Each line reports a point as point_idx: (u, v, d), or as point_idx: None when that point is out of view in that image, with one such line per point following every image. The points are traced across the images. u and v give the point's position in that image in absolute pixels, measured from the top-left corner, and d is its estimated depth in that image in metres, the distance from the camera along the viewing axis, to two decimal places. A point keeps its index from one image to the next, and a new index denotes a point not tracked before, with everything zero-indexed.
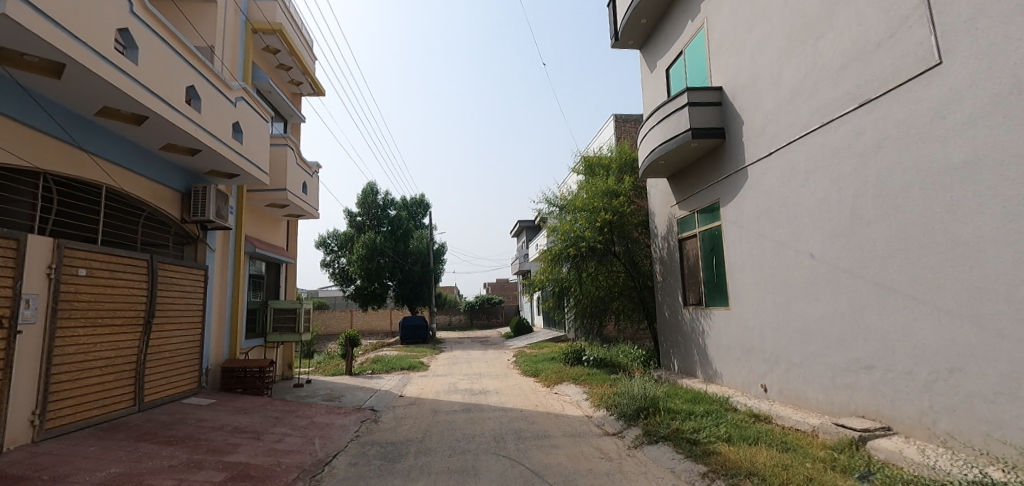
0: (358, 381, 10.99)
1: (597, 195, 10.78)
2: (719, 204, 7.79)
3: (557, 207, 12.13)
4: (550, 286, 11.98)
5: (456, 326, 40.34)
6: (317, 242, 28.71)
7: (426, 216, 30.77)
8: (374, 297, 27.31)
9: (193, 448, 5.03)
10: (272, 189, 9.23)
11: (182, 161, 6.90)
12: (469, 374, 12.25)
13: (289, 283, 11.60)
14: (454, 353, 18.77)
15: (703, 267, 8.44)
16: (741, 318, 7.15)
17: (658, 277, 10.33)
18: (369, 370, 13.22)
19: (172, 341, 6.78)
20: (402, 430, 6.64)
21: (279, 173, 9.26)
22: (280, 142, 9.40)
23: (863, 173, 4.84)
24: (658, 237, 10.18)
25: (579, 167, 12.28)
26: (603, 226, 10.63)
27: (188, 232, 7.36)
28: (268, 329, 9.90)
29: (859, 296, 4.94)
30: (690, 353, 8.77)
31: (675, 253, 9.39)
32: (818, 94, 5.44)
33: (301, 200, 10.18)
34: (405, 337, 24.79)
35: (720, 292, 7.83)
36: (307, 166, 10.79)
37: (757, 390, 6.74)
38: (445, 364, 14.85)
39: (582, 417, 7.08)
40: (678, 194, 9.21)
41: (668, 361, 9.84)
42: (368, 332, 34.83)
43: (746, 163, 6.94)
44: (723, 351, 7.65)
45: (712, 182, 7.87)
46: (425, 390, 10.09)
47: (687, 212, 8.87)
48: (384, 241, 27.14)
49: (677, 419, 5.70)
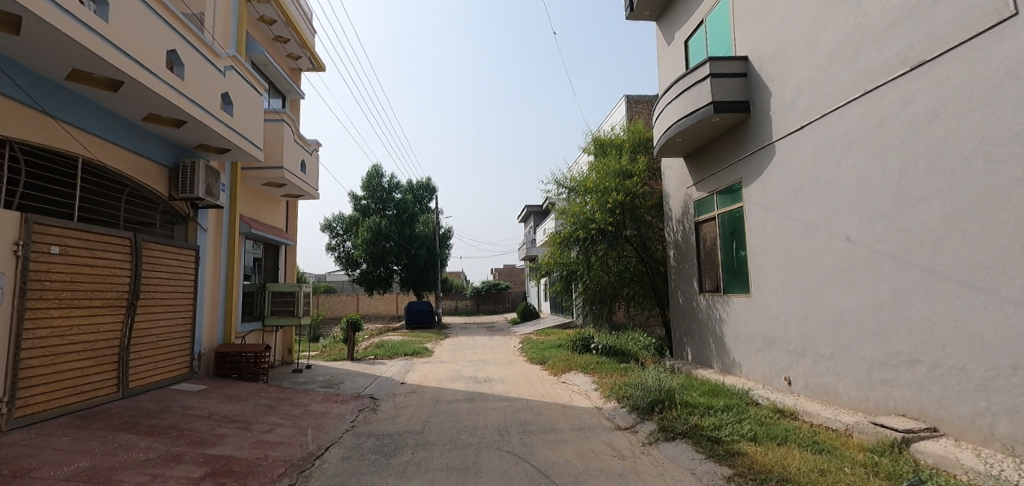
0: (359, 366, 10.70)
1: (608, 176, 10.22)
2: (740, 184, 7.26)
3: (566, 189, 11.60)
4: (558, 271, 11.53)
5: (462, 311, 40.21)
6: (323, 225, 28.43)
7: (432, 200, 30.35)
8: (379, 281, 27.08)
9: (175, 439, 4.70)
10: (268, 167, 8.81)
11: (168, 133, 6.49)
12: (474, 361, 11.91)
13: (288, 266, 11.26)
14: (459, 339, 18.50)
15: (721, 251, 7.95)
16: (763, 306, 6.68)
17: (671, 263, 9.86)
18: (371, 355, 12.95)
19: (159, 324, 6.44)
20: (400, 421, 6.29)
21: (275, 151, 8.84)
22: (277, 117, 8.95)
23: (913, 145, 4.30)
24: (673, 220, 9.67)
25: (590, 147, 11.72)
26: (614, 208, 10.09)
27: (177, 210, 6.99)
28: (265, 312, 9.62)
29: (903, 283, 4.44)
30: (705, 342, 8.32)
31: (691, 236, 8.89)
32: (861, 59, 4.88)
33: (299, 179, 9.77)
34: (410, 322, 24.57)
35: (740, 279, 7.34)
36: (305, 144, 10.35)
37: (779, 383, 6.28)
38: (449, 350, 14.54)
39: (592, 409, 6.68)
40: (696, 175, 8.68)
41: (681, 350, 9.41)
42: (375, 316, 34.77)
43: (773, 139, 6.39)
44: (742, 341, 7.19)
45: (734, 161, 7.33)
46: (428, 377, 9.78)
47: (705, 193, 8.34)
48: (389, 225, 26.80)
49: (696, 414, 5.27)
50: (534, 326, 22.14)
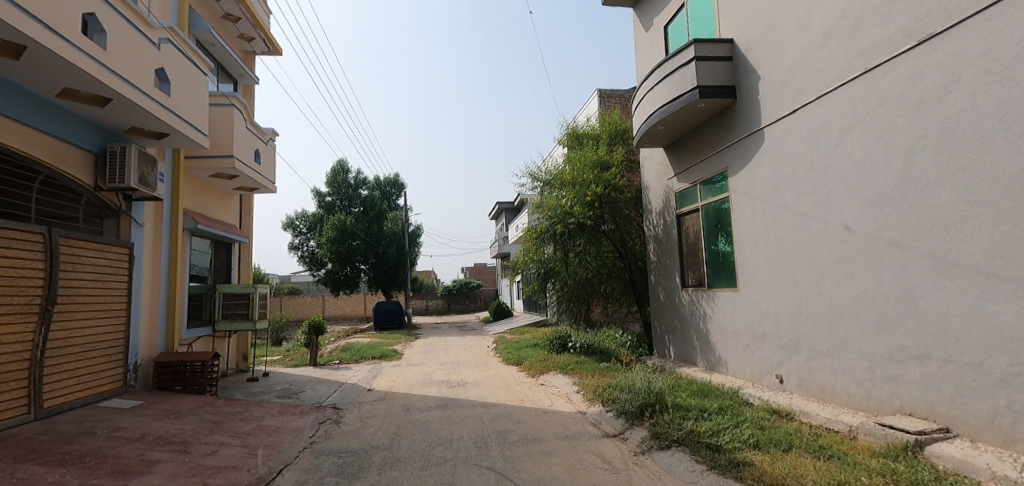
0: (322, 372, 9.94)
1: (587, 167, 9.75)
2: (726, 174, 6.94)
3: (541, 181, 11.10)
4: (534, 267, 11.01)
5: (433, 311, 39.36)
6: (284, 223, 27.08)
7: (401, 197, 29.43)
8: (345, 281, 26.01)
9: (92, 469, 3.96)
10: (216, 156, 7.96)
11: (92, 113, 5.63)
12: (446, 363, 11.32)
13: (243, 265, 10.36)
14: (430, 340, 17.81)
15: (704, 245, 7.64)
16: (752, 300, 6.39)
17: (651, 258, 9.54)
18: (336, 360, 12.14)
19: (83, 333, 5.60)
20: (366, 434, 5.66)
21: (224, 137, 8.00)
22: (225, 101, 8.11)
23: (921, 125, 4.01)
24: (653, 214, 9.34)
25: (565, 139, 11.26)
26: (593, 201, 9.64)
27: (106, 202, 6.13)
28: (216, 316, 8.73)
29: (910, 273, 4.15)
30: (689, 339, 8.02)
31: (673, 230, 8.57)
32: (860, 35, 4.58)
33: (252, 170, 8.94)
34: (378, 323, 23.67)
35: (725, 272, 7.04)
36: (260, 133, 9.52)
37: (771, 381, 5.99)
38: (419, 352, 13.87)
39: (575, 413, 6.22)
40: (677, 165, 8.35)
41: (662, 347, 9.11)
42: (342, 317, 33.55)
43: (762, 125, 6.08)
44: (728, 338, 6.89)
45: (719, 149, 7.01)
46: (397, 383, 9.14)
47: (688, 184, 8.02)
48: (355, 223, 25.75)
49: (690, 419, 4.87)
50: (507, 325, 21.67)
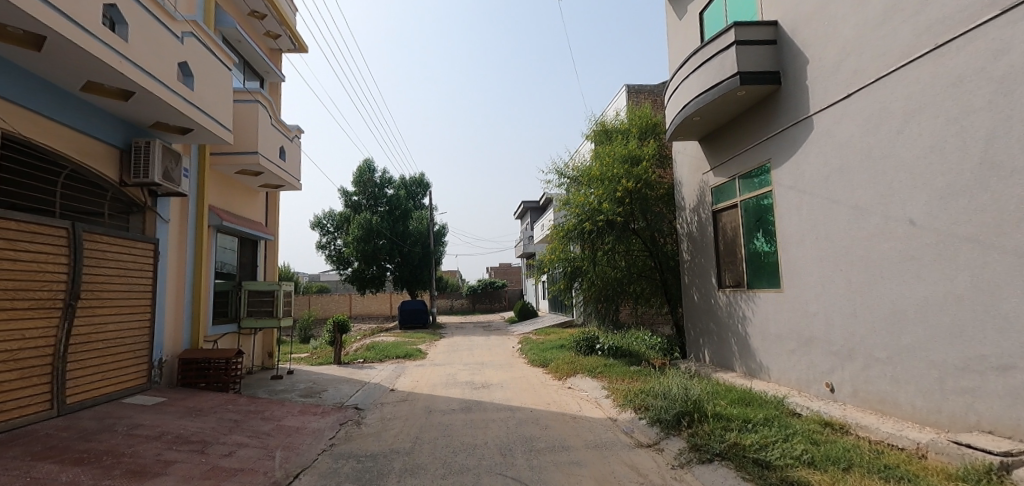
0: (346, 371, 9.85)
1: (617, 162, 9.34)
2: (768, 166, 6.47)
3: (568, 178, 10.74)
4: (560, 266, 10.66)
5: (458, 311, 39.38)
6: (312, 222, 27.46)
7: (426, 196, 29.47)
8: (372, 280, 26.21)
9: (107, 469, 3.85)
10: (240, 152, 7.93)
11: (116, 107, 5.61)
12: (470, 364, 11.10)
13: (269, 263, 10.37)
14: (455, 339, 17.67)
15: (744, 243, 7.17)
16: (798, 302, 5.91)
17: (684, 257, 9.08)
18: (360, 358, 12.07)
19: (107, 328, 5.58)
20: (387, 438, 5.46)
21: (249, 134, 7.97)
22: (249, 97, 8.08)
23: (1006, 104, 3.52)
24: (686, 210, 8.88)
25: (593, 134, 10.87)
26: (624, 197, 9.23)
27: (131, 197, 6.12)
28: (241, 313, 8.74)
29: (991, 273, 3.66)
30: (726, 343, 7.55)
31: (708, 227, 8.12)
32: (930, 6, 4.10)
33: (277, 167, 8.90)
34: (404, 322, 23.70)
35: (768, 272, 6.57)
36: (285, 130, 9.49)
37: (821, 390, 5.51)
38: (444, 352, 13.71)
39: (605, 420, 5.87)
40: (714, 158, 7.88)
41: (696, 351, 8.65)
42: (368, 316, 33.89)
43: (811, 112, 5.60)
44: (771, 342, 6.41)
45: (761, 140, 6.54)
46: (420, 383, 8.96)
47: (725, 179, 7.55)
48: (381, 222, 25.90)
49: (733, 431, 4.48)
50: (532, 325, 21.39)
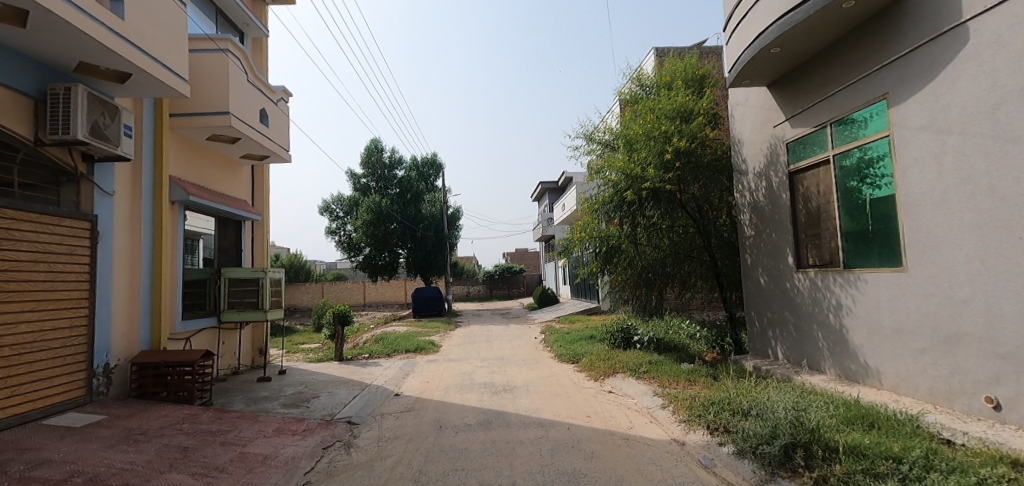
0: (347, 370, 8.57)
1: (662, 117, 7.70)
2: (880, 104, 4.84)
3: (599, 143, 9.10)
4: (591, 246, 9.13)
5: (475, 297, 38.24)
6: (321, 208, 26.31)
7: (439, 178, 28.11)
8: (384, 267, 25.11)
9: None
10: (207, 112, 6.56)
11: (19, 39, 4.21)
12: (489, 359, 9.75)
13: (257, 248, 9.06)
14: (472, 329, 16.39)
15: (836, 210, 5.57)
16: (932, 287, 4.31)
17: (744, 233, 7.55)
18: (367, 352, 10.82)
19: (18, 330, 4.26)
20: (380, 471, 4.10)
21: (216, 91, 6.60)
22: (213, 46, 6.69)
23: None
24: (749, 175, 7.30)
25: (628, 89, 9.17)
26: (672, 160, 7.62)
27: (55, 161, 4.78)
28: (222, 306, 7.54)
29: None
30: (810, 338, 6.02)
31: (782, 194, 6.52)
32: None
33: (256, 133, 7.53)
34: (417, 310, 22.53)
35: (876, 246, 4.97)
36: (267, 90, 8.07)
37: (976, 407, 3.93)
38: (460, 344, 12.39)
39: (670, 444, 4.42)
40: (792, 104, 6.22)
41: (763, 346, 7.15)
42: (383, 304, 33.07)
43: (962, 17, 3.94)
44: (887, 338, 4.85)
45: (871, 69, 4.88)
46: (431, 385, 7.60)
47: (810, 129, 5.91)
48: (391, 205, 24.62)
49: (889, 480, 2.95)
50: (554, 312, 20.00)
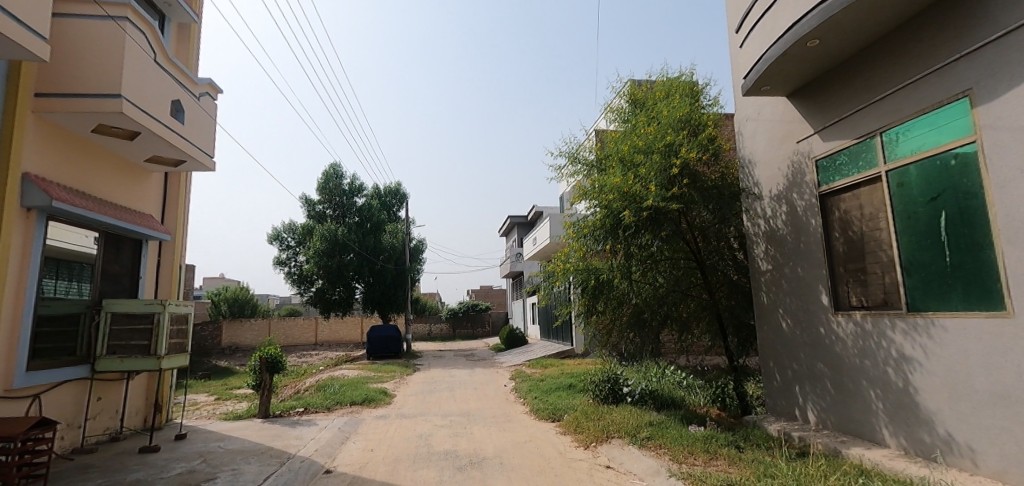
0: (268, 433, 6.73)
1: (666, 128, 6.71)
2: (953, 105, 3.86)
3: (585, 163, 7.97)
4: (575, 280, 7.86)
5: (437, 336, 36.12)
6: (271, 236, 24.15)
7: (402, 208, 26.64)
8: (338, 303, 22.97)
9: None
10: (94, 94, 4.99)
11: None
12: (452, 415, 8.09)
13: (165, 275, 7.27)
14: (431, 375, 14.59)
15: (892, 239, 4.48)
16: None
17: (758, 268, 6.51)
18: (302, 405, 8.92)
19: None
20: None
21: (107, 69, 5.05)
22: (99, 12, 5.15)
23: None
24: (765, 199, 6.32)
25: (617, 104, 8.18)
26: (678, 179, 6.57)
27: None
28: (99, 351, 5.68)
29: None
30: (860, 398, 4.83)
31: (813, 221, 5.48)
32: None
33: (166, 130, 5.95)
34: (371, 350, 20.41)
35: (958, 283, 3.85)
36: (184, 80, 6.54)
37: None
38: (416, 394, 10.63)
39: None
40: (827, 113, 5.26)
41: (788, 404, 5.96)
42: (336, 343, 30.56)
43: None
44: (984, 405, 3.65)
45: (942, 62, 3.91)
46: (375, 454, 5.89)
47: (851, 140, 4.91)
48: (349, 234, 22.83)
49: None
50: (523, 354, 18.44)
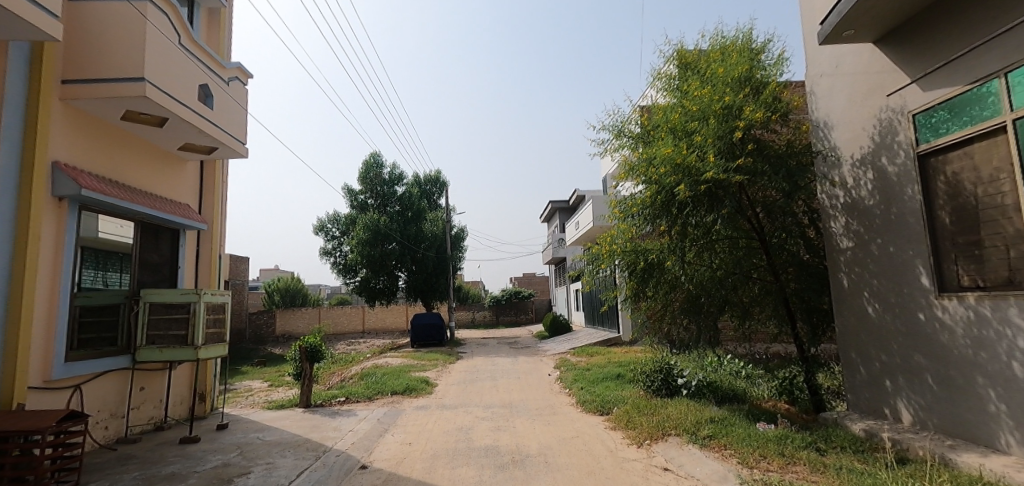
0: (308, 423, 6.61)
1: (725, 90, 5.95)
2: None
3: (630, 136, 7.31)
4: (621, 264, 7.26)
5: (481, 323, 36.20)
6: (316, 226, 24.67)
7: (442, 196, 26.58)
8: (383, 291, 23.23)
9: None
10: (117, 78, 4.84)
11: None
12: (494, 407, 7.74)
13: (204, 265, 7.26)
14: (474, 363, 14.36)
15: (1019, 204, 3.63)
16: None
17: (836, 246, 5.70)
18: (343, 394, 8.84)
19: None
20: None
21: (130, 52, 4.89)
22: None
23: None
24: (846, 167, 5.48)
25: (666, 70, 7.39)
26: (741, 147, 5.81)
27: None
28: (139, 340, 5.66)
29: None
30: (973, 397, 4.03)
31: (908, 188, 4.64)
32: None
33: (195, 116, 5.80)
34: (415, 338, 20.50)
35: None
36: (211, 65, 6.39)
37: None
38: (458, 384, 10.38)
39: None
40: (928, 57, 4.38)
41: (876, 400, 5.18)
42: (382, 331, 31.15)
43: None
44: None
45: None
46: (413, 449, 5.61)
47: (961, 86, 4.04)
48: (390, 224, 22.95)
49: None
50: (567, 342, 17.96)
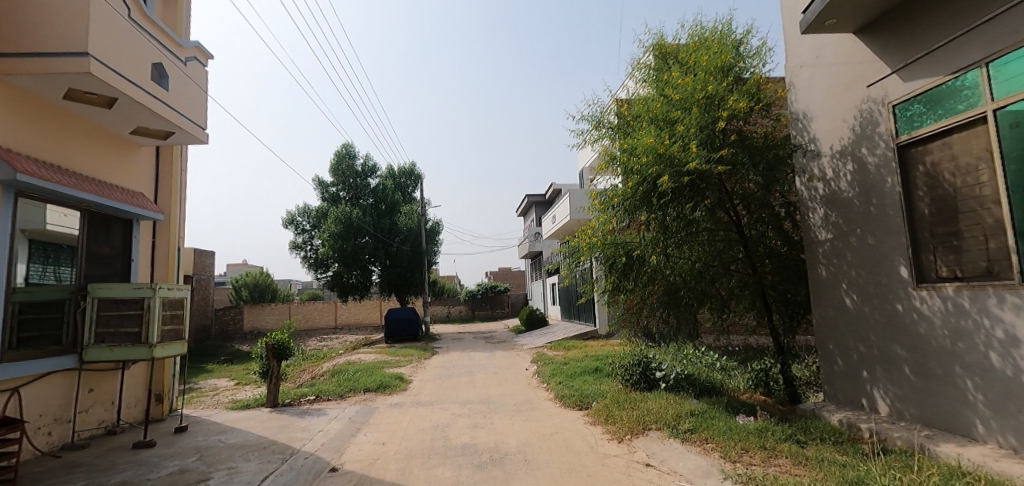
0: (275, 424, 6.28)
1: (706, 80, 5.88)
2: None
3: (610, 127, 7.19)
4: (601, 257, 7.15)
5: (456, 318, 35.90)
6: (286, 220, 23.87)
7: (417, 189, 26.12)
8: (356, 286, 22.69)
9: None
10: (58, 53, 4.41)
11: None
12: (471, 403, 7.56)
13: (161, 258, 6.80)
14: (450, 358, 14.13)
15: (1000, 195, 3.63)
16: None
17: (815, 238, 5.71)
18: (313, 393, 8.49)
19: None
20: None
21: (72, 24, 4.45)
22: None
23: None
24: (826, 158, 5.47)
25: (646, 59, 7.29)
26: (722, 138, 5.75)
27: None
28: (87, 339, 5.24)
29: None
30: (950, 387, 4.05)
31: (888, 179, 4.63)
32: None
33: (148, 96, 5.37)
34: (389, 333, 20.10)
35: None
36: (165, 42, 5.94)
37: None
38: (433, 380, 10.14)
39: None
40: (910, 48, 4.36)
41: (853, 391, 5.21)
42: (355, 327, 30.51)
43: None
44: None
45: None
46: (387, 448, 5.37)
47: (942, 77, 4.03)
48: (364, 217, 22.38)
49: None
50: (543, 336, 17.90)
